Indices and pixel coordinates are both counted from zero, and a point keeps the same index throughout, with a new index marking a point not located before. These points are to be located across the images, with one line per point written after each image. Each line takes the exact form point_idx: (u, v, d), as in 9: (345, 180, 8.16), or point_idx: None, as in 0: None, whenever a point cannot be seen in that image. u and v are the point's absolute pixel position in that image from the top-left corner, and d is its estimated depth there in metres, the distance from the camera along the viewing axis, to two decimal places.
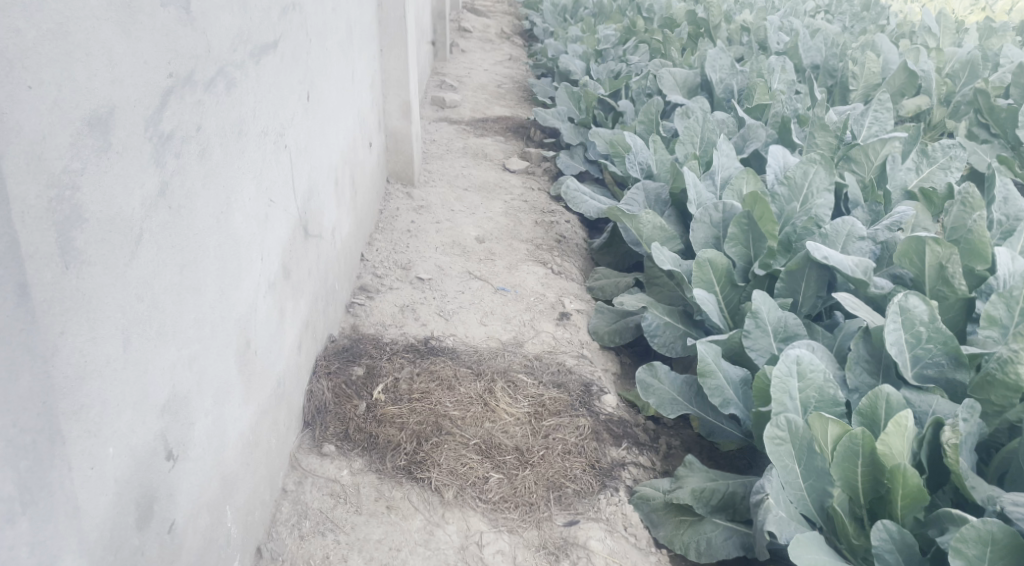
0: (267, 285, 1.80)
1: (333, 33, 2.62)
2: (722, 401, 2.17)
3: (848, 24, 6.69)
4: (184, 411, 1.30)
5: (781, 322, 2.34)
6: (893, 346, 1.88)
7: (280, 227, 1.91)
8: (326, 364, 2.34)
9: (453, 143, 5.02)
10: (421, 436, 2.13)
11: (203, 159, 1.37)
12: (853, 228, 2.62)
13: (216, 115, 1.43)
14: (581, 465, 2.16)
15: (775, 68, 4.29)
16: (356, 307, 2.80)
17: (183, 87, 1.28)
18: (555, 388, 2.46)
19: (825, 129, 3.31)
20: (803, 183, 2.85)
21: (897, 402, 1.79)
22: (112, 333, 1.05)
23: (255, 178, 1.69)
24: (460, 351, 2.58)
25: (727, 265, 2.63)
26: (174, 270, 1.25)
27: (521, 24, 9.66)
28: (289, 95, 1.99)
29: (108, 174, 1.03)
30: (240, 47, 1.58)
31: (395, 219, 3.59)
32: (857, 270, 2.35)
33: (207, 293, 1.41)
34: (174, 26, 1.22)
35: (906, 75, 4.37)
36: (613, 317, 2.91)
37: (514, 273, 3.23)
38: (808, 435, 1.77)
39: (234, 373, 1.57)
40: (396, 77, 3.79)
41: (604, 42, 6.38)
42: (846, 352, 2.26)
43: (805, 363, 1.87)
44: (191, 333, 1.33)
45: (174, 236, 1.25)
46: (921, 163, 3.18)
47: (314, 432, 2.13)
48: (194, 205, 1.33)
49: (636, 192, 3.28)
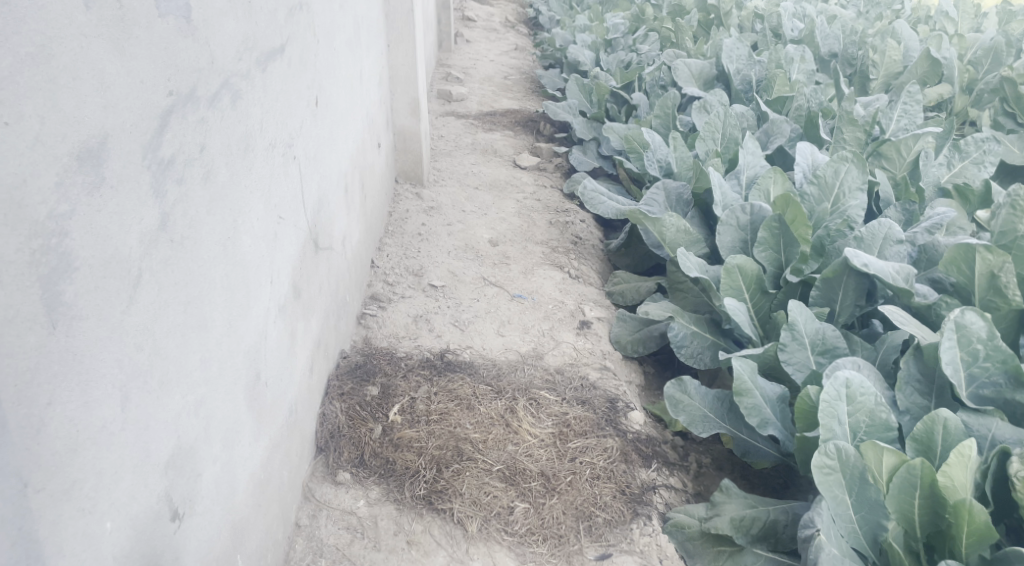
0: (277, 308, 1.68)
1: (341, 31, 2.48)
2: (759, 422, 2.05)
3: (863, 9, 6.49)
4: (190, 462, 1.18)
5: (818, 334, 2.20)
6: (948, 366, 1.76)
7: (289, 245, 1.78)
8: (338, 385, 2.22)
9: (461, 138, 4.87)
10: (441, 462, 2.02)
11: (207, 182, 1.25)
12: (890, 231, 2.47)
13: (221, 132, 1.31)
14: (610, 491, 2.05)
15: (794, 58, 4.14)
16: (368, 318, 2.67)
17: (185, 105, 1.16)
18: (580, 406, 2.34)
19: (855, 124, 3.17)
20: (834, 183, 2.70)
21: (956, 427, 1.66)
22: (108, 394, 0.92)
23: (263, 195, 1.57)
24: (478, 365, 2.46)
25: (757, 271, 2.50)
26: (177, 308, 1.12)
27: (526, 13, 9.49)
28: (297, 102, 1.86)
29: (103, 213, 0.90)
30: (246, 55, 1.46)
31: (405, 221, 3.46)
32: (898, 277, 2.21)
33: (214, 328, 1.28)
34: (173, 37, 1.11)
35: (929, 63, 4.21)
36: (636, 325, 2.78)
37: (530, 278, 3.10)
38: (861, 464, 1.64)
39: (244, 412, 1.44)
40: (404, 74, 3.65)
41: (613, 31, 6.22)
42: (891, 365, 2.16)
43: (855, 386, 1.75)
44: (198, 376, 1.21)
45: (178, 272, 1.12)
46: (954, 159, 3.10)
47: (327, 459, 2.02)
48: (199, 234, 1.21)
49: (656, 192, 3.14)
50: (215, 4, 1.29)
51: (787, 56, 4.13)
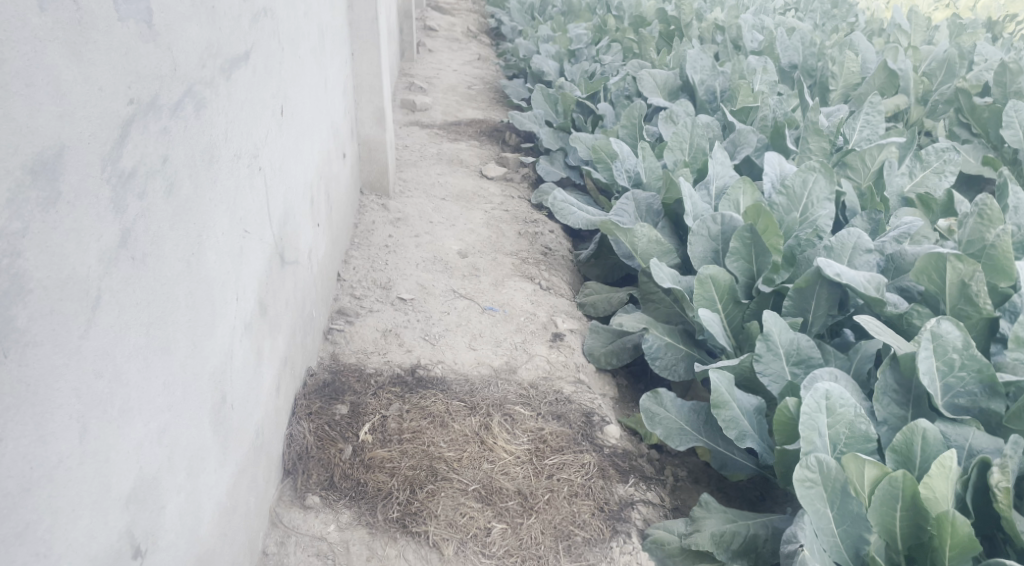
0: (243, 326, 1.60)
1: (305, 38, 2.41)
2: (737, 434, 2.03)
3: (820, 21, 6.60)
4: (153, 495, 1.11)
5: (793, 344, 2.20)
6: (925, 376, 1.75)
7: (255, 260, 1.71)
8: (306, 404, 2.14)
9: (427, 148, 4.81)
10: (415, 483, 1.96)
11: (170, 196, 1.18)
12: (859, 241, 2.48)
13: (184, 142, 1.24)
14: (589, 508, 2.01)
15: (757, 68, 4.18)
16: (335, 334, 2.60)
17: (146, 114, 1.09)
18: (555, 421, 2.30)
19: (820, 134, 3.19)
20: (802, 193, 2.72)
21: (934, 438, 1.66)
22: (65, 426, 0.85)
23: (228, 209, 1.50)
24: (451, 381, 2.40)
25: (730, 281, 2.49)
26: (139, 330, 1.05)
27: (488, 23, 9.49)
28: (261, 112, 1.80)
29: (59, 229, 0.83)
30: (209, 62, 1.39)
31: (372, 233, 3.39)
32: (870, 287, 2.22)
33: (178, 350, 1.21)
34: (134, 42, 1.04)
35: (886, 75, 4.29)
36: (608, 337, 2.75)
37: (500, 290, 3.06)
38: (843, 477, 1.63)
39: (209, 437, 1.36)
40: (368, 83, 3.59)
41: (576, 41, 6.22)
42: (865, 375, 2.16)
43: (834, 398, 1.74)
44: (160, 402, 1.13)
45: (139, 292, 1.05)
46: (915, 168, 3.13)
47: (296, 482, 1.94)
48: (161, 251, 1.13)
49: (626, 202, 3.12)
50: (178, 8, 1.23)
51: (749, 67, 4.16)
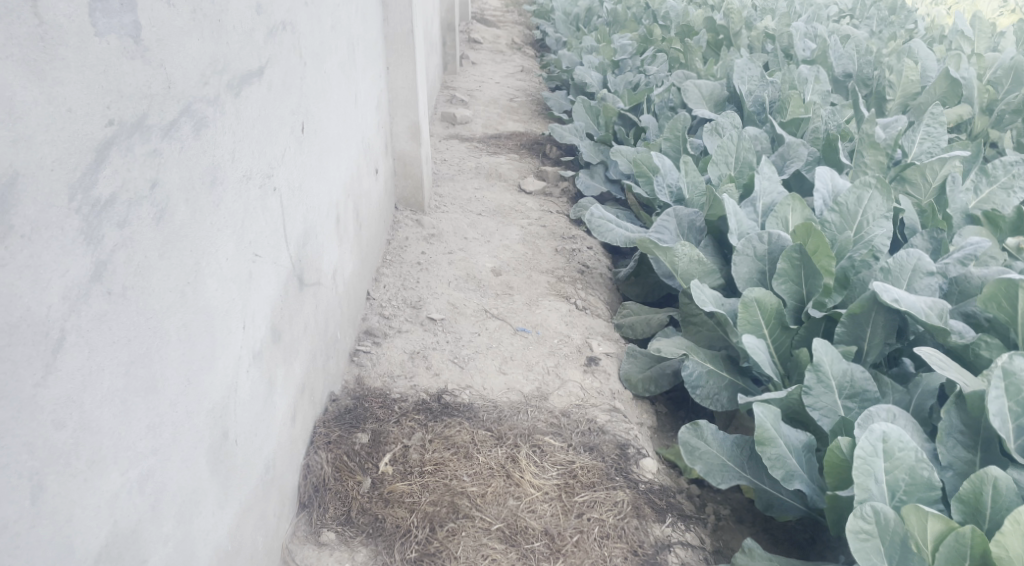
0: (251, 356, 1.51)
1: (332, 52, 2.35)
2: (784, 474, 1.88)
3: (877, 28, 6.32)
4: (134, 548, 1.02)
5: (846, 376, 2.03)
6: (996, 417, 1.58)
7: (267, 284, 1.63)
8: (325, 433, 2.04)
9: (465, 162, 4.73)
10: (435, 520, 1.85)
11: (161, 224, 1.10)
12: (919, 261, 2.27)
13: (178, 165, 1.17)
14: (622, 552, 1.88)
15: (809, 77, 3.92)
16: (361, 355, 2.51)
17: (130, 136, 1.01)
18: (587, 453, 2.17)
19: (876, 147, 3.00)
20: (857, 210, 2.52)
21: (1008, 488, 1.49)
22: (13, 487, 0.79)
23: (235, 232, 1.42)
24: (478, 408, 2.29)
25: (777, 305, 2.32)
26: (117, 371, 0.96)
27: (532, 34, 9.44)
28: (278, 129, 1.73)
29: (8, 267, 0.78)
30: (213, 79, 1.32)
31: (404, 250, 3.32)
32: (932, 313, 2.03)
33: (168, 389, 1.12)
34: (116, 59, 0.97)
35: (948, 82, 3.87)
36: (646, 361, 2.61)
37: (534, 310, 2.94)
38: (903, 530, 1.48)
39: (206, 477, 1.27)
40: (404, 97, 3.51)
41: (621, 52, 6.07)
42: (926, 412, 1.99)
43: (892, 440, 1.59)
44: (145, 446, 1.04)
45: (118, 329, 0.97)
46: (981, 183, 2.84)
47: (310, 516, 1.85)
48: (148, 283, 1.05)
49: (666, 219, 2.96)
50: (174, 22, 1.16)
51: (800, 77, 3.96)
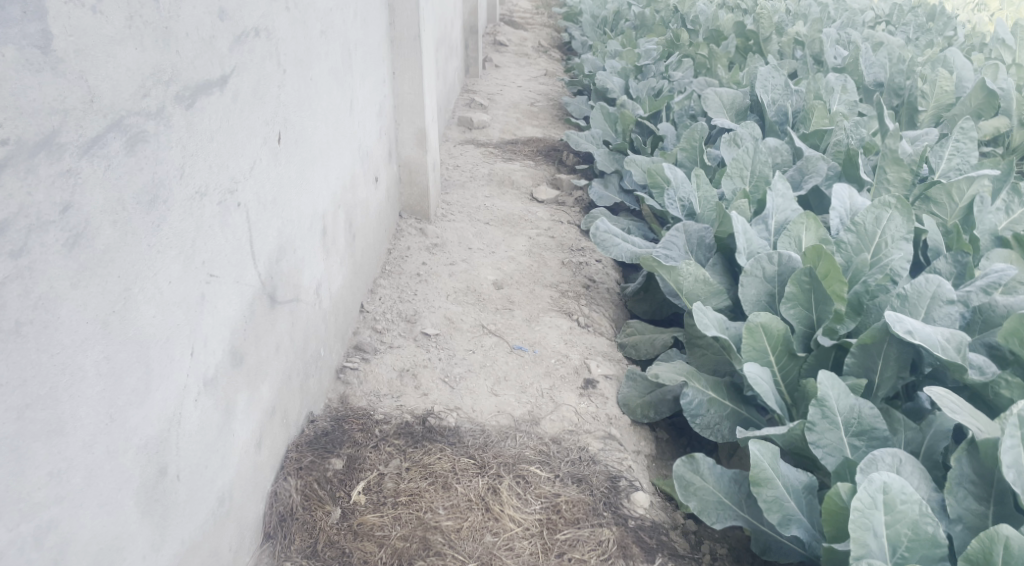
0: (202, 384, 1.43)
1: (322, 58, 2.26)
2: (781, 518, 1.75)
3: (913, 35, 6.08)
4: None
5: (853, 411, 1.88)
6: (1011, 470, 1.43)
7: (226, 305, 1.54)
8: (297, 458, 1.95)
9: (478, 168, 4.62)
10: (403, 556, 1.75)
11: (75, 250, 1.02)
12: (940, 288, 2.09)
13: (103, 187, 1.08)
14: None
15: (834, 87, 3.76)
16: (348, 372, 2.42)
17: (33, 156, 0.93)
18: (574, 485, 2.06)
19: (900, 163, 2.84)
20: (875, 231, 2.34)
21: (1021, 548, 1.33)
22: None
23: (182, 252, 1.34)
24: (463, 432, 2.18)
25: (784, 331, 2.18)
26: (4, 416, 0.90)
27: (559, 37, 9.30)
28: (246, 140, 1.64)
29: None
30: (156, 90, 1.24)
31: (405, 260, 3.23)
32: (948, 345, 1.87)
33: (80, 429, 1.04)
34: (16, 73, 0.90)
35: (984, 94, 3.62)
36: (647, 385, 2.48)
37: (534, 327, 2.83)
38: None
39: (136, 518, 1.20)
40: (410, 102, 3.42)
41: (645, 57, 5.91)
42: (939, 454, 1.84)
43: (894, 491, 1.45)
44: (45, 495, 0.98)
45: (4, 371, 0.90)
46: (1013, 203, 2.66)
47: (274, 548, 1.76)
48: (55, 316, 0.98)
49: (675, 234, 2.84)
50: (104, 31, 1.07)
51: (826, 86, 3.78)
